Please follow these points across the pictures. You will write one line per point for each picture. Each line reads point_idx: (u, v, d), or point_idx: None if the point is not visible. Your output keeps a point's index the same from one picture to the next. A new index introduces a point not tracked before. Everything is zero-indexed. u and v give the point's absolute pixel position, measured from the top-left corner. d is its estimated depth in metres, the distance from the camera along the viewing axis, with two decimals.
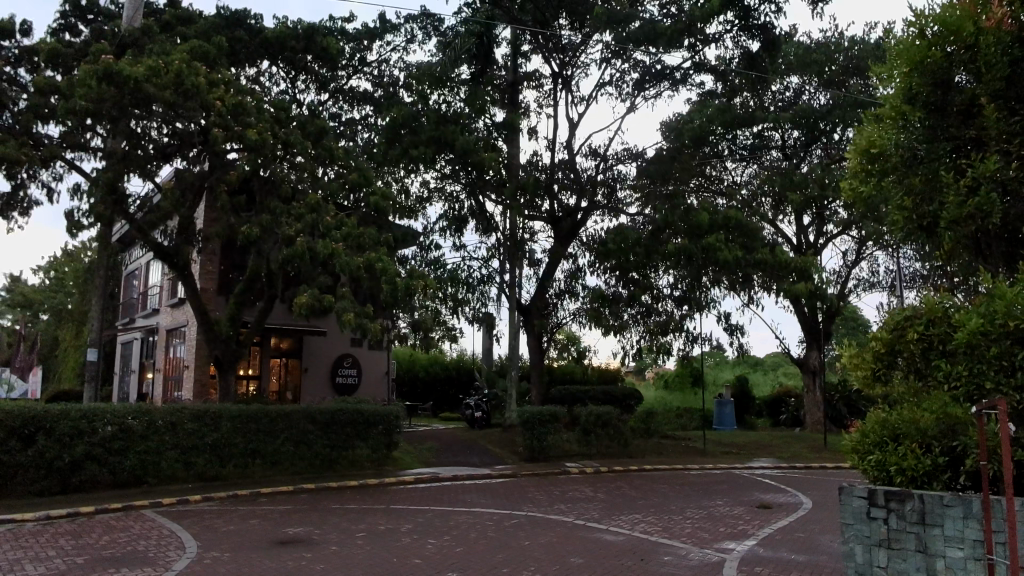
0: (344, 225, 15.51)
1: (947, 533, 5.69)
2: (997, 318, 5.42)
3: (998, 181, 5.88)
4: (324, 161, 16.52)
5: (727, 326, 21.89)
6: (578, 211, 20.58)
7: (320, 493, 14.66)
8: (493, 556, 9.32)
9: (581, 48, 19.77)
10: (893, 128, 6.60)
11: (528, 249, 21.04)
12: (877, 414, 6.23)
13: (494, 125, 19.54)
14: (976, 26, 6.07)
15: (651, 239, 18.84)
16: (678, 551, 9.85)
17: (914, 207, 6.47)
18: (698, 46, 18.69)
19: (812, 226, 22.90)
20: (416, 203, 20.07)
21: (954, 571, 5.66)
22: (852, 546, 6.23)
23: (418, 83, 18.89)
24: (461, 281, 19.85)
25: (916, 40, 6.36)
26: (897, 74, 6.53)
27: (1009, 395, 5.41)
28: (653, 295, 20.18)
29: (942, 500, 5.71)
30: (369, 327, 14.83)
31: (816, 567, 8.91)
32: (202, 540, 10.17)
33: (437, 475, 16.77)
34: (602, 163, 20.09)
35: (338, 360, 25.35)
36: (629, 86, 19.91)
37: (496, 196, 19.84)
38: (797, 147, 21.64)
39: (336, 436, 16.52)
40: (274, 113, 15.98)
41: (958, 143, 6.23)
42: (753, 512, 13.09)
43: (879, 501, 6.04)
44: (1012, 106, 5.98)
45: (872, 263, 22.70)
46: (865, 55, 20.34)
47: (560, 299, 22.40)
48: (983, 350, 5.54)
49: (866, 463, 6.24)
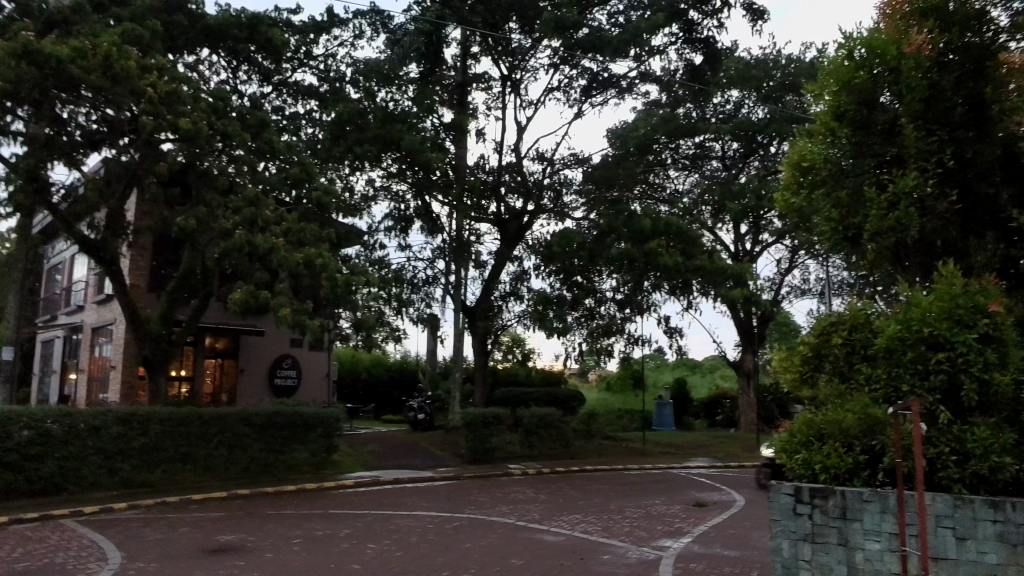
0: (284, 221, 15.09)
1: (866, 527, 6.02)
2: (913, 324, 5.82)
3: (916, 197, 6.28)
4: (265, 155, 16.04)
5: (667, 329, 22.49)
6: (524, 214, 20.72)
7: (255, 498, 14.19)
8: (434, 560, 9.24)
9: (531, 53, 19.85)
10: (821, 144, 6.94)
11: (474, 251, 20.98)
12: (804, 415, 6.54)
13: (442, 125, 19.57)
14: (899, 50, 6.49)
15: (595, 244, 19.29)
16: (617, 550, 10.06)
17: (841, 219, 6.79)
18: (644, 56, 19.12)
19: (749, 234, 23.80)
20: (361, 201, 19.76)
21: (872, 562, 6.00)
22: (779, 541, 6.46)
23: (366, 80, 18.66)
24: (404, 281, 19.65)
25: (845, 61, 6.72)
26: (827, 92, 6.85)
27: (923, 397, 5.78)
28: (596, 298, 20.54)
29: (861, 496, 6.03)
30: (309, 325, 14.50)
31: (746, 562, 9.26)
32: (127, 550, 9.67)
33: (379, 479, 16.51)
34: (548, 167, 20.30)
35: (277, 361, 24.61)
36: (577, 93, 20.21)
37: (443, 197, 19.80)
38: (735, 159, 22.60)
39: (273, 439, 16.03)
40: (213, 103, 15.38)
41: (881, 159, 6.62)
42: (689, 510, 13.49)
43: (805, 498, 6.30)
44: (930, 127, 6.42)
45: (804, 271, 23.76)
46: (800, 73, 21.27)
47: (505, 301, 22.44)
48: (901, 354, 5.91)
49: (794, 461, 6.51)
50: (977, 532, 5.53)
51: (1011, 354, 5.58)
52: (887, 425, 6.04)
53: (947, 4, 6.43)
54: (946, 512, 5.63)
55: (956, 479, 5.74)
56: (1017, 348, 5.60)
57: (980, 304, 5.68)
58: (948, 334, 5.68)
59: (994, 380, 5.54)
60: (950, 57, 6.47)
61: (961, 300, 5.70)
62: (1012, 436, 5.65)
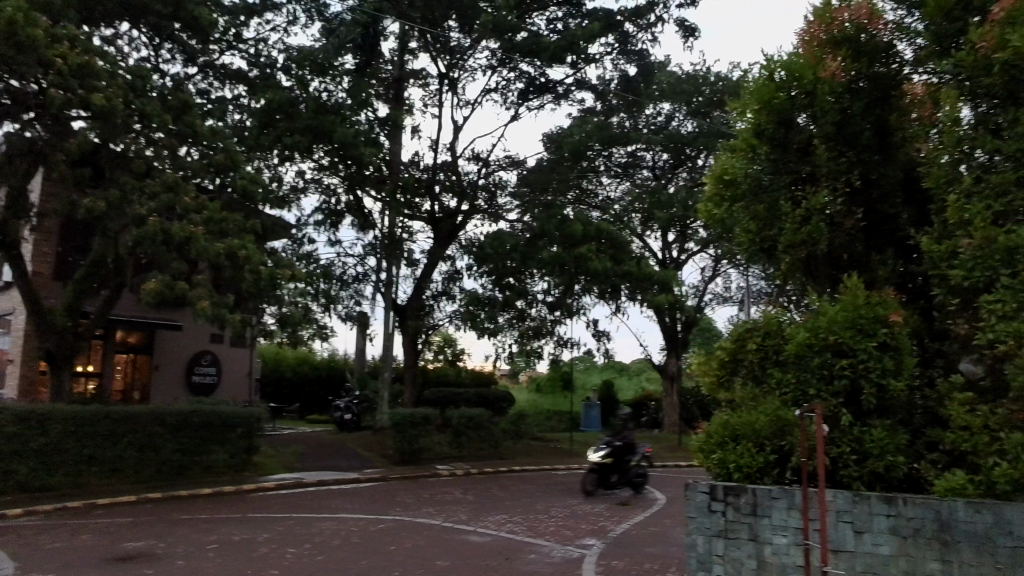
0: (206, 209, 14.42)
1: (774, 523, 6.36)
2: (820, 332, 6.21)
3: (826, 213, 6.72)
4: (187, 139, 15.22)
5: (595, 332, 23.01)
6: (458, 214, 20.65)
7: (167, 502, 13.47)
8: (358, 562, 9.09)
9: (469, 52, 19.86)
10: (742, 159, 7.30)
11: (406, 249, 20.73)
12: (721, 417, 6.85)
13: (377, 119, 19.22)
14: (815, 74, 6.89)
15: (527, 247, 19.51)
16: (542, 549, 10.19)
17: (758, 231, 7.17)
18: (580, 64, 19.43)
19: (676, 242, 24.67)
20: (289, 193, 19.13)
21: (779, 556, 6.34)
22: (694, 537, 6.77)
23: (298, 67, 18.06)
24: (333, 277, 19.18)
25: (766, 81, 7.08)
26: (749, 111, 7.21)
27: (827, 400, 6.18)
28: (527, 300, 20.71)
29: (770, 493, 6.38)
30: (230, 318, 13.95)
31: (665, 558, 9.61)
32: (19, 559, 8.97)
33: (302, 481, 16.02)
34: (483, 168, 20.35)
35: (196, 357, 23.45)
36: (514, 95, 20.37)
37: (376, 192, 19.52)
38: (665, 169, 23.43)
39: (189, 440, 15.26)
40: (130, 81, 14.48)
41: (796, 176, 7.03)
42: (613, 509, 13.85)
43: (719, 495, 6.61)
44: (840, 148, 6.87)
45: (725, 279, 24.85)
46: (727, 90, 22.22)
47: (437, 300, 22.35)
48: (809, 360, 6.30)
49: (710, 461, 6.84)
50: (872, 526, 5.94)
51: (906, 361, 6.04)
52: (795, 426, 6.41)
53: (858, 36, 6.90)
54: (845, 508, 6.03)
55: (856, 476, 6.16)
56: (911, 356, 6.07)
57: (879, 315, 6.13)
58: (851, 342, 6.10)
59: (890, 386, 5.98)
60: (860, 85, 6.93)
61: (863, 311, 6.14)
62: (905, 437, 6.11)
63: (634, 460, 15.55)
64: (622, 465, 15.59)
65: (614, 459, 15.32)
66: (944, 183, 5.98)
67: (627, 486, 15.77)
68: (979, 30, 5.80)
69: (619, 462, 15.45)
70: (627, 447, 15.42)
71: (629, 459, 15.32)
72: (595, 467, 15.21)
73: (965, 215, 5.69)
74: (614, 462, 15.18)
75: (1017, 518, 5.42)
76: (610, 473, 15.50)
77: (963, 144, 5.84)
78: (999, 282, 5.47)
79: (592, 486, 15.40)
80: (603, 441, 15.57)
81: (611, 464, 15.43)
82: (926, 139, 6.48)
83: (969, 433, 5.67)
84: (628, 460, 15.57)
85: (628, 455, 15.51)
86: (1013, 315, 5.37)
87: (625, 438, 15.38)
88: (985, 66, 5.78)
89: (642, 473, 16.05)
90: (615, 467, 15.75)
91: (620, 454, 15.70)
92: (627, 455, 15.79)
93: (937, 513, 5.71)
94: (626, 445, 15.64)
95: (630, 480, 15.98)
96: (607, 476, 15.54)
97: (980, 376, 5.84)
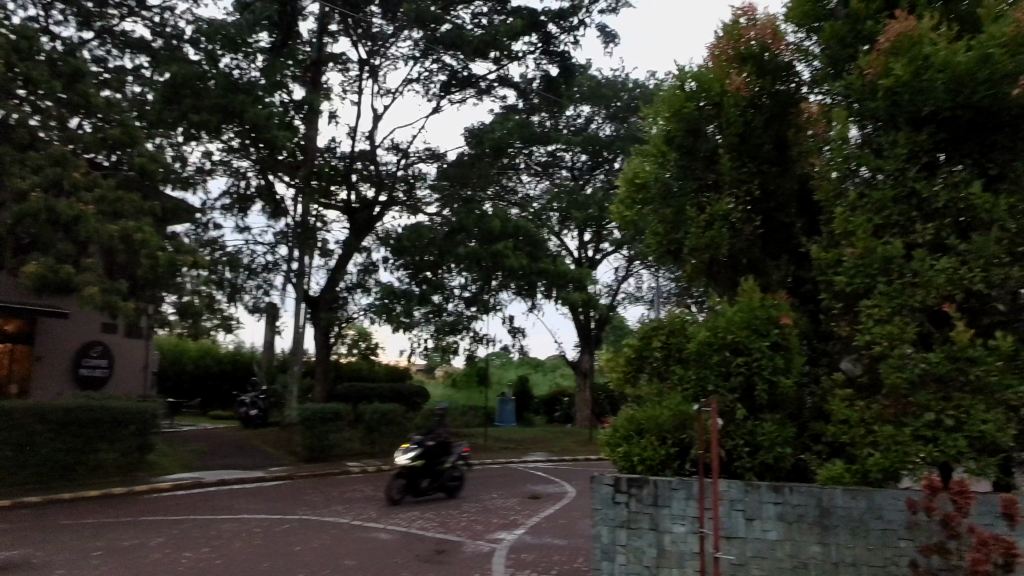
0: (97, 187, 13.32)
1: (674, 512, 6.67)
2: (720, 332, 6.59)
3: (728, 219, 7.13)
4: (79, 110, 13.96)
5: (511, 328, 23.23)
6: (375, 205, 20.22)
7: (45, 506, 12.36)
8: (260, 565, 8.72)
9: (391, 40, 19.41)
10: (652, 164, 7.62)
11: (320, 238, 20.05)
12: (627, 412, 7.12)
13: (291, 102, 18.42)
14: (722, 88, 7.25)
15: (445, 240, 19.49)
16: (453, 545, 10.18)
17: (665, 234, 7.51)
18: (503, 61, 19.48)
19: (591, 242, 25.31)
20: (194, 173, 17.99)
21: (677, 544, 6.65)
22: (599, 529, 6.97)
23: (207, 41, 17.03)
24: (240, 266, 18.24)
25: (677, 91, 7.41)
26: (660, 118, 7.53)
27: (723, 396, 6.58)
28: (444, 295, 20.58)
29: (671, 485, 6.68)
30: (121, 306, 12.97)
31: (572, 550, 9.86)
32: None
33: (201, 480, 15.15)
34: (402, 159, 20.02)
35: (85, 348, 21.64)
36: (436, 87, 20.17)
37: (289, 178, 18.79)
38: (583, 170, 24.00)
39: (72, 438, 14.06)
40: (12, 41, 13.14)
41: (703, 184, 7.39)
42: (524, 502, 14.07)
43: (623, 487, 6.85)
44: (743, 159, 7.29)
45: (637, 280, 25.77)
46: (644, 97, 23.05)
47: (351, 293, 21.76)
48: (709, 358, 6.67)
49: (616, 454, 7.09)
50: (762, 513, 6.34)
51: (794, 360, 6.50)
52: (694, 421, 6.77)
53: (762, 54, 7.33)
54: (738, 497, 6.41)
55: (748, 467, 6.59)
56: (799, 356, 6.53)
57: (772, 316, 6.56)
58: (746, 342, 6.50)
59: (780, 382, 6.43)
60: (763, 100, 7.35)
61: (759, 312, 6.56)
62: (793, 431, 6.58)
63: (447, 461, 14.01)
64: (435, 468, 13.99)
65: (425, 461, 13.66)
66: (833, 196, 6.49)
67: (440, 491, 14.15)
68: (867, 56, 6.26)
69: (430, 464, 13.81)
70: (440, 446, 13.87)
71: (445, 461, 13.83)
72: (403, 471, 13.43)
73: (849, 226, 6.20)
74: (425, 465, 13.52)
75: (887, 502, 5.96)
76: (421, 477, 13.79)
77: (849, 162, 6.35)
78: (877, 289, 5.99)
79: (400, 493, 13.53)
80: (415, 441, 13.90)
81: (422, 467, 13.75)
82: (819, 155, 6.98)
83: (848, 426, 6.17)
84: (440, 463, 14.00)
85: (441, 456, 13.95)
86: (888, 318, 5.91)
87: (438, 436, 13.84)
88: (869, 91, 6.26)
89: (459, 476, 14.57)
90: (425, 472, 14.04)
91: (431, 456, 14.06)
92: (440, 456, 14.18)
93: (819, 500, 6.17)
94: (441, 445, 14.12)
95: (443, 485, 14.39)
96: (417, 481, 13.82)
97: (858, 373, 6.37)
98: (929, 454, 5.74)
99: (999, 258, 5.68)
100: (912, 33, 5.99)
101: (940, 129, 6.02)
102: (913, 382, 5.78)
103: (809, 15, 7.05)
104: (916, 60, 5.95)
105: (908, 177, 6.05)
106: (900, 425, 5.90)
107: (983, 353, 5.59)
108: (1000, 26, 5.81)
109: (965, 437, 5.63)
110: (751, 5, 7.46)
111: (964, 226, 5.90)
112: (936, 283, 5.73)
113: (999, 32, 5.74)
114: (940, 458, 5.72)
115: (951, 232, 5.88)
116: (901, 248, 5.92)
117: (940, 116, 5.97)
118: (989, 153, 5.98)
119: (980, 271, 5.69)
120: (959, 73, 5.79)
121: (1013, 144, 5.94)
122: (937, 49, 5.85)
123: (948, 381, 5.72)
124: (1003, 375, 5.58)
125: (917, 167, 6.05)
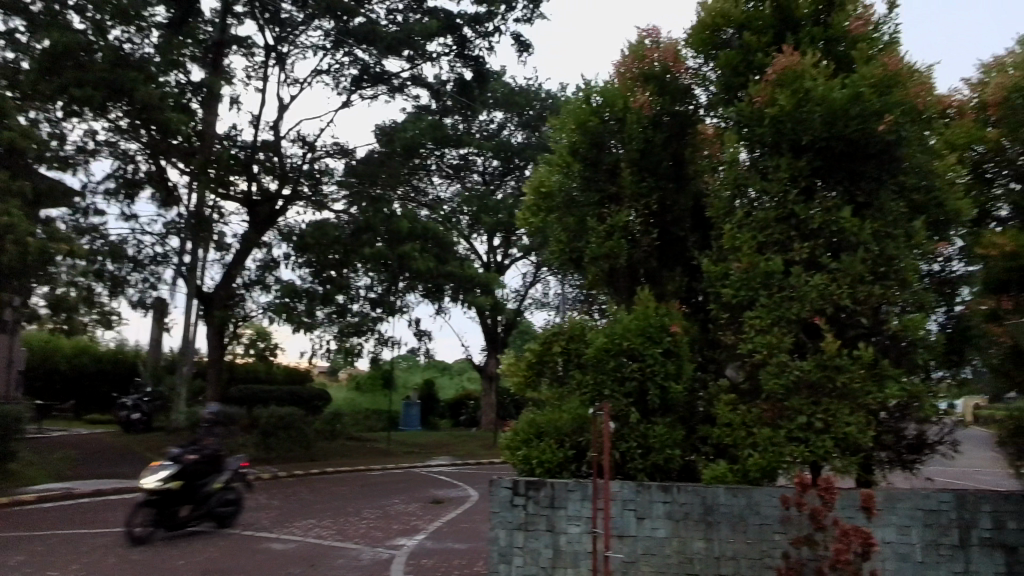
0: None
1: (570, 513, 6.84)
2: (616, 338, 6.87)
3: (627, 230, 7.47)
4: None
5: (417, 330, 22.97)
6: (278, 198, 19.36)
7: None
8: None
9: (301, 28, 18.69)
10: (557, 173, 7.82)
11: (216, 231, 18.90)
12: (528, 416, 7.27)
13: (189, 83, 17.28)
14: (625, 104, 7.59)
15: (351, 239, 19.06)
16: (350, 553, 9.89)
17: (568, 242, 7.73)
18: (417, 60, 19.26)
19: (500, 247, 25.54)
20: (75, 153, 16.43)
21: (572, 544, 6.82)
22: (496, 532, 7.02)
23: (95, 10, 15.65)
24: (125, 257, 16.82)
25: (583, 104, 7.69)
26: (565, 130, 7.78)
27: (618, 400, 6.87)
28: (349, 295, 20.00)
29: (567, 486, 6.85)
30: None
31: (472, 554, 9.85)
32: None
33: (70, 492, 13.77)
34: (309, 153, 19.30)
35: None
36: (347, 81, 19.64)
37: (184, 165, 17.60)
38: (494, 175, 24.19)
39: None
40: None
41: (606, 195, 7.66)
42: (426, 507, 13.92)
43: (521, 490, 6.94)
44: (643, 174, 7.65)
45: (545, 285, 26.25)
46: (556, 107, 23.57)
47: (249, 290, 20.65)
48: (606, 364, 6.93)
49: (516, 457, 7.21)
50: (652, 512, 6.64)
51: (684, 367, 6.87)
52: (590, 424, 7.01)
53: (663, 75, 7.72)
54: (630, 497, 6.68)
55: (640, 468, 6.90)
56: (689, 362, 6.91)
57: (666, 325, 6.90)
58: (641, 348, 6.81)
59: (671, 388, 6.77)
60: (663, 119, 7.73)
61: (653, 320, 6.88)
62: (682, 434, 6.94)
63: (217, 481, 11.05)
64: (198, 491, 10.87)
65: (184, 482, 10.59)
66: (723, 214, 6.92)
67: (206, 521, 11.13)
68: (757, 86, 6.74)
69: (191, 486, 10.73)
70: (204, 464, 10.81)
71: (213, 481, 10.87)
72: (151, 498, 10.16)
73: (737, 242, 6.65)
74: (181, 487, 10.41)
75: (764, 498, 6.43)
76: (178, 504, 10.67)
77: (738, 182, 6.80)
78: (759, 301, 6.46)
79: (145, 528, 10.26)
80: (169, 458, 10.64)
81: (179, 492, 10.64)
82: (712, 174, 7.43)
83: (731, 429, 6.60)
84: (203, 485, 10.92)
85: (206, 476, 10.95)
86: (768, 329, 6.39)
87: (204, 449, 10.81)
88: (757, 118, 6.76)
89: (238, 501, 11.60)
90: (184, 498, 10.82)
91: (195, 476, 11.01)
92: (206, 477, 11.08)
93: (704, 498, 6.55)
94: (207, 462, 11.04)
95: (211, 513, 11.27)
96: (173, 510, 10.64)
97: (741, 380, 6.83)
98: (800, 454, 6.26)
99: (863, 276, 6.29)
100: (795, 68, 6.53)
101: (817, 158, 6.59)
102: (788, 388, 6.28)
103: (707, 43, 7.48)
104: (798, 93, 6.48)
105: (788, 200, 6.58)
106: (776, 428, 6.39)
107: (848, 362, 6.17)
108: (869, 68, 6.45)
109: (832, 438, 6.18)
110: (655, 27, 7.89)
111: (835, 246, 6.49)
112: (810, 297, 6.27)
113: (869, 74, 6.37)
114: (811, 458, 6.25)
115: (824, 252, 6.45)
116: (781, 264, 6.41)
117: (817, 145, 6.53)
118: (857, 182, 6.61)
119: (847, 287, 6.28)
120: (834, 107, 6.36)
121: (878, 175, 6.59)
122: (816, 84, 6.40)
123: (818, 387, 6.26)
124: (864, 382, 6.17)
125: (797, 191, 6.59)
